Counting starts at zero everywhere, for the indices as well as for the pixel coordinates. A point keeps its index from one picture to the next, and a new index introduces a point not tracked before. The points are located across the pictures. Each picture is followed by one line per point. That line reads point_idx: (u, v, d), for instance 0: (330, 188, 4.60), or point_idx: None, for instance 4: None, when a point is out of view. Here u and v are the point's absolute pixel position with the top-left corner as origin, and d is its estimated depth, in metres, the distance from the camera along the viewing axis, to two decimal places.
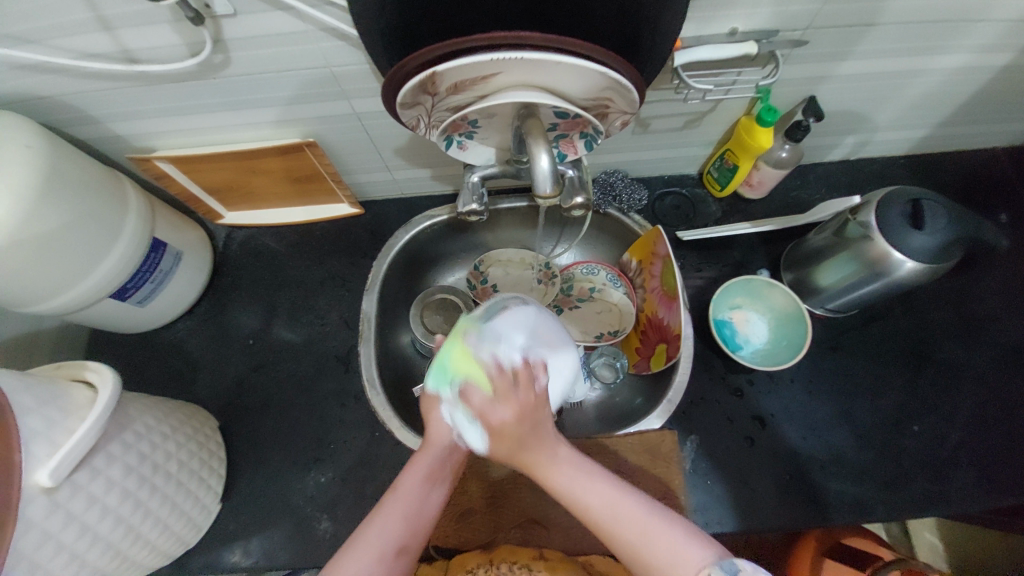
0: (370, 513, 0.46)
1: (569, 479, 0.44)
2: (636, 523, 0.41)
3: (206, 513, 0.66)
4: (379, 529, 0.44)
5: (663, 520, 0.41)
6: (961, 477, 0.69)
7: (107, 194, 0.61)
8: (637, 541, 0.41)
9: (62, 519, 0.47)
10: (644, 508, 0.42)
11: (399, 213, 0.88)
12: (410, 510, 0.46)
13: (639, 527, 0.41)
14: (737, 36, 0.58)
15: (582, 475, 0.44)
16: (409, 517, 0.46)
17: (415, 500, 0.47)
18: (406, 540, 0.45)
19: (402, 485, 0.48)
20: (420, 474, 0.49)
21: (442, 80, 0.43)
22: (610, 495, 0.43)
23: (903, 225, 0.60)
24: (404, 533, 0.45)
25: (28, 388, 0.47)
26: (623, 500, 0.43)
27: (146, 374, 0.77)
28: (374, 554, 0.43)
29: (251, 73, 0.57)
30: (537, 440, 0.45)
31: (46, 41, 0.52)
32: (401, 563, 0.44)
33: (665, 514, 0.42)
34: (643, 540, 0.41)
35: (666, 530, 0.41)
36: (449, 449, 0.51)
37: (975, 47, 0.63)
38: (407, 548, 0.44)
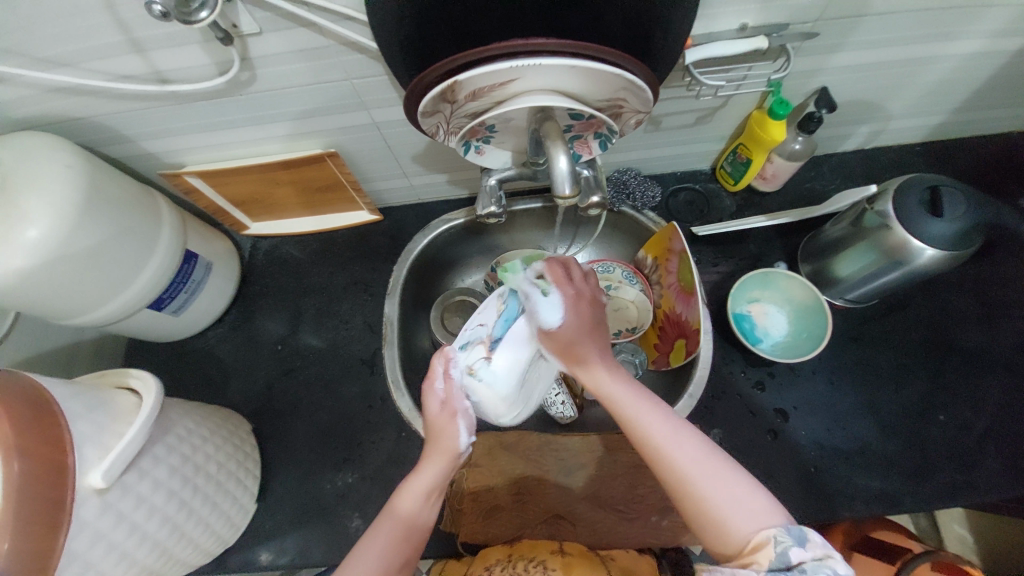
0: (371, 528, 0.49)
1: (630, 404, 0.47)
2: (696, 467, 0.42)
3: (243, 513, 0.68)
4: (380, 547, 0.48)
5: (724, 470, 0.42)
6: (990, 465, 0.68)
7: (142, 208, 0.64)
8: (698, 487, 0.42)
9: (113, 519, 0.50)
10: (700, 450, 0.43)
11: (417, 218, 0.90)
12: (408, 529, 0.49)
13: (705, 477, 0.42)
14: (746, 31, 0.58)
15: (638, 400, 0.47)
16: (406, 535, 0.49)
17: (411, 522, 0.50)
18: (406, 554, 0.49)
19: (400, 506, 0.50)
20: (418, 497, 0.50)
21: (461, 88, 0.45)
22: (672, 436, 0.44)
23: (921, 213, 0.60)
24: (401, 550, 0.48)
25: (78, 395, 0.49)
26: (686, 446, 0.44)
27: (180, 380, 0.80)
28: (377, 569, 0.47)
29: (275, 88, 0.60)
30: (588, 343, 0.50)
31: (84, 66, 0.55)
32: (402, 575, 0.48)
33: (725, 462, 0.43)
34: (703, 484, 0.42)
35: (724, 474, 0.42)
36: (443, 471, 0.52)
37: (988, 32, 0.63)
38: (406, 564, 0.49)
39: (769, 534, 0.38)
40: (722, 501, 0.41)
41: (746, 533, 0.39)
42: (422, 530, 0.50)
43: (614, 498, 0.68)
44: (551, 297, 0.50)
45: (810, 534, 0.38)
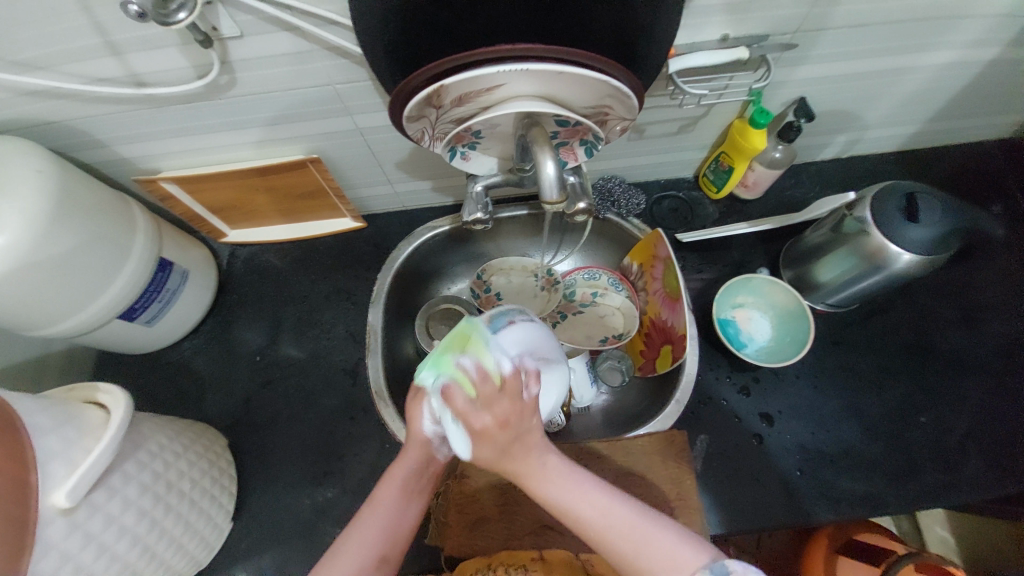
0: (353, 521, 0.49)
1: (557, 485, 0.42)
2: (630, 530, 0.41)
3: (219, 531, 0.66)
4: (359, 542, 0.47)
5: (650, 523, 0.42)
6: (968, 465, 0.69)
7: (116, 214, 0.62)
8: (635, 552, 0.40)
9: (80, 541, 0.47)
10: (632, 515, 0.42)
11: (401, 226, 0.89)
12: (388, 522, 0.49)
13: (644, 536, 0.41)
14: (728, 41, 0.59)
15: (562, 473, 0.43)
16: (389, 531, 0.48)
17: (392, 515, 0.49)
18: (387, 549, 0.48)
19: (381, 501, 0.50)
20: (398, 488, 0.50)
21: (447, 93, 0.45)
22: (602, 504, 0.42)
23: (899, 219, 0.61)
24: (383, 545, 0.47)
25: (43, 409, 0.47)
26: (614, 510, 0.42)
27: (153, 394, 0.77)
28: (356, 563, 0.46)
29: (256, 92, 0.58)
30: (521, 455, 0.42)
31: (54, 67, 0.53)
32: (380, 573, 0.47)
33: (655, 519, 0.42)
34: (642, 547, 0.41)
35: (656, 534, 0.41)
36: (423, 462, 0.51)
37: (955, 45, 0.65)
38: (387, 558, 0.47)
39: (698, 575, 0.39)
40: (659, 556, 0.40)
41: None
42: (404, 523, 0.50)
43: None
44: (457, 430, 0.44)
45: (730, 564, 0.39)
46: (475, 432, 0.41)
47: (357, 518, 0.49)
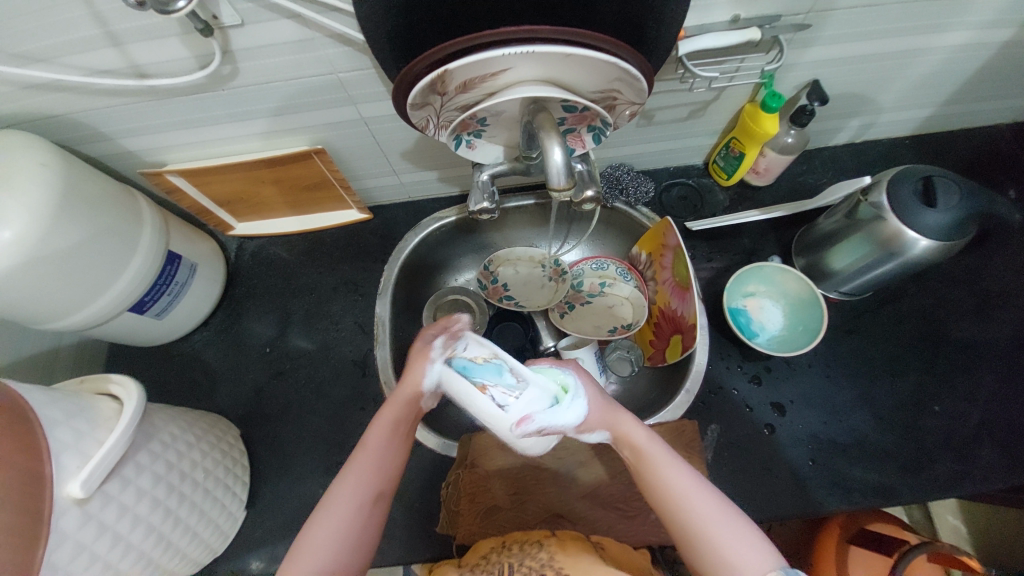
0: (344, 468, 0.49)
1: (658, 459, 0.47)
2: (708, 512, 0.43)
3: (232, 521, 0.66)
4: (354, 482, 0.48)
5: (728, 515, 0.42)
6: (984, 455, 0.68)
7: (122, 207, 0.62)
8: (705, 532, 0.42)
9: (95, 531, 0.47)
10: (715, 502, 0.43)
11: (408, 217, 0.88)
12: (381, 463, 0.49)
13: (727, 531, 0.41)
14: (739, 23, 0.58)
15: (667, 457, 0.47)
16: (380, 468, 0.49)
17: (382, 455, 0.50)
18: (382, 485, 0.49)
19: (370, 444, 0.50)
20: (383, 431, 0.51)
21: (451, 79, 0.44)
22: (689, 486, 0.44)
23: (915, 204, 0.60)
24: (377, 482, 0.48)
25: (56, 402, 0.47)
26: (705, 501, 0.43)
27: (164, 386, 0.78)
28: (354, 500, 0.46)
29: (259, 82, 0.58)
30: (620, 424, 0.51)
31: (56, 60, 0.53)
32: (379, 507, 0.48)
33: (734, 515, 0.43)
34: (715, 529, 0.42)
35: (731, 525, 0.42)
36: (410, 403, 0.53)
37: (976, 23, 0.63)
38: (383, 493, 0.48)
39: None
40: (730, 546, 0.40)
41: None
42: (394, 460, 0.50)
43: (613, 496, 0.67)
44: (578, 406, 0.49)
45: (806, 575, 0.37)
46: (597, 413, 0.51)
47: (347, 465, 0.49)
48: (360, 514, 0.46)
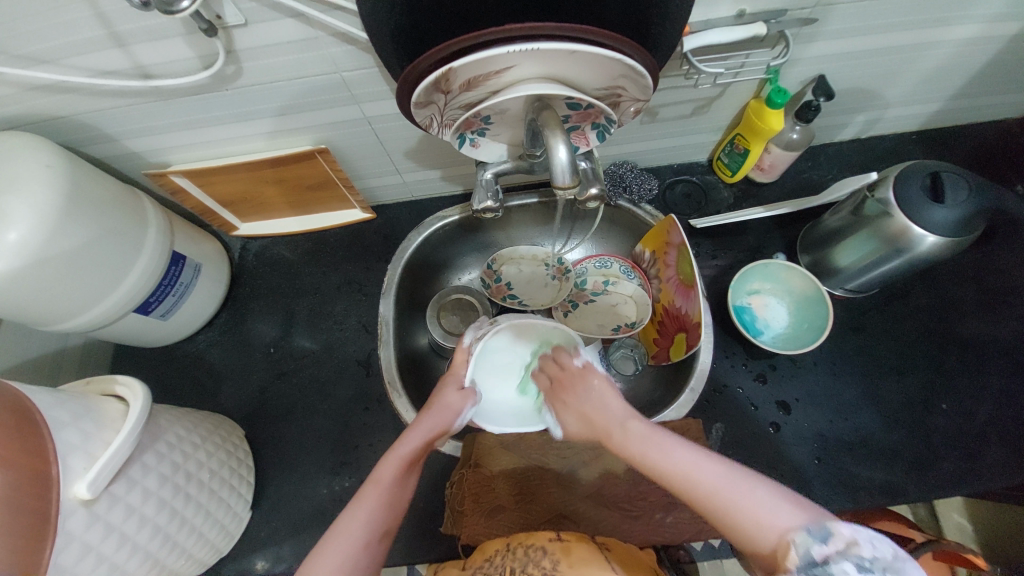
0: (353, 501, 0.47)
1: (642, 439, 0.46)
2: (715, 483, 0.41)
3: (238, 520, 0.66)
4: (364, 516, 0.46)
5: (741, 480, 0.40)
6: (991, 452, 0.68)
7: (126, 209, 0.62)
8: (724, 505, 0.39)
9: (101, 532, 0.48)
10: (719, 470, 0.41)
11: (411, 216, 0.88)
12: (392, 496, 0.47)
13: (739, 496, 0.39)
14: (744, 18, 0.57)
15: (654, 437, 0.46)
16: (391, 504, 0.47)
17: (396, 489, 0.48)
18: (388, 523, 0.46)
19: (384, 477, 0.48)
20: (399, 463, 0.49)
21: (455, 77, 0.44)
22: (686, 457, 0.43)
23: (922, 200, 0.59)
24: (386, 518, 0.46)
25: (62, 403, 0.47)
26: (703, 469, 0.42)
27: (170, 386, 0.78)
28: (363, 537, 0.44)
29: (263, 82, 0.58)
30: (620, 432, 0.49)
31: (60, 61, 0.53)
32: (383, 546, 0.46)
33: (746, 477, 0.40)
34: (732, 501, 0.39)
35: (745, 488, 0.39)
36: (428, 443, 0.53)
37: (983, 17, 0.62)
38: (390, 532, 0.46)
39: (791, 536, 0.36)
40: (753, 512, 0.38)
41: (772, 541, 0.37)
42: (404, 498, 0.49)
43: (619, 496, 0.67)
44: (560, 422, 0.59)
45: (833, 526, 0.35)
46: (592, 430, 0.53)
47: (357, 498, 0.47)
48: (365, 553, 0.44)
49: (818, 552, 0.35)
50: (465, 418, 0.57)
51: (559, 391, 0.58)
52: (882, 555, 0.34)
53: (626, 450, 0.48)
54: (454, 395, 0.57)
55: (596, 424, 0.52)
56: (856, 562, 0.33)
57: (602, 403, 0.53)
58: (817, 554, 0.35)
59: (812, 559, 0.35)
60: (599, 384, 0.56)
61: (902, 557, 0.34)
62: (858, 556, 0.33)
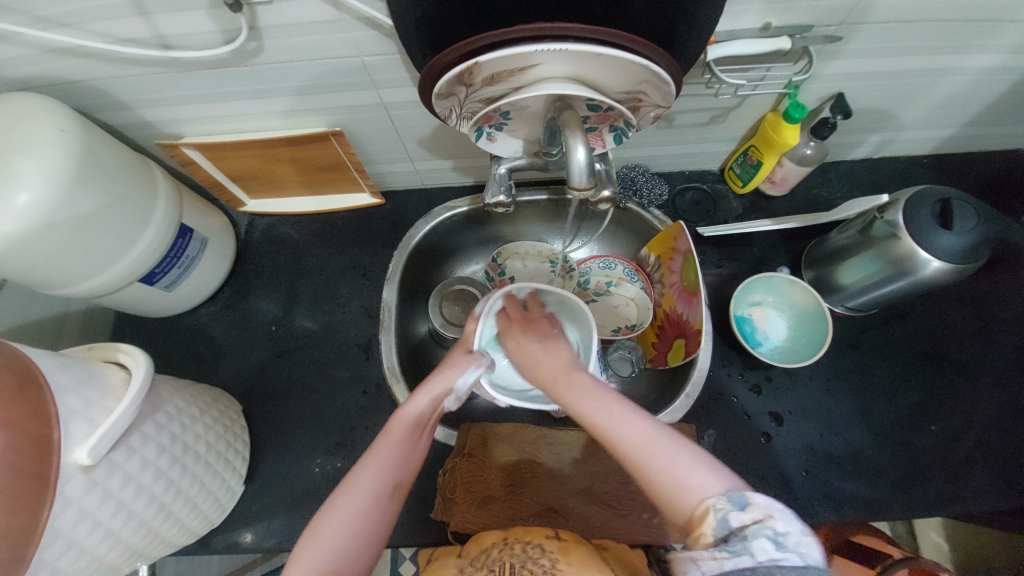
0: (365, 455, 0.48)
1: (576, 392, 0.48)
2: (640, 444, 0.42)
3: (230, 494, 0.67)
4: (375, 471, 0.47)
5: (669, 443, 0.41)
6: (974, 477, 0.69)
7: (137, 178, 0.62)
8: (646, 463, 0.41)
9: (99, 498, 0.48)
10: (650, 429, 0.43)
11: (420, 204, 0.88)
12: (400, 455, 0.48)
13: (666, 461, 0.40)
14: (770, 30, 0.57)
15: (588, 388, 0.48)
16: (401, 459, 0.48)
17: (405, 445, 0.49)
18: (400, 478, 0.48)
19: (393, 431, 0.50)
20: (406, 421, 0.51)
21: (479, 71, 0.43)
22: (622, 417, 0.44)
23: (930, 225, 0.60)
24: (397, 472, 0.47)
25: (66, 367, 0.48)
26: (637, 430, 0.43)
27: (169, 357, 0.78)
28: (374, 488, 0.46)
29: (283, 61, 0.58)
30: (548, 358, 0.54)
31: (80, 25, 0.52)
32: (395, 501, 0.47)
33: (670, 440, 0.42)
34: (652, 460, 0.40)
35: (667, 451, 0.41)
36: (434, 402, 0.54)
37: (1005, 47, 0.63)
38: (402, 487, 0.47)
39: (711, 502, 0.37)
40: (671, 474, 0.39)
41: (691, 505, 0.38)
42: (417, 453, 0.50)
43: (608, 494, 0.68)
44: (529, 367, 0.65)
45: (752, 497, 0.36)
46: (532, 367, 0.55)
47: (367, 453, 0.48)
48: (377, 507, 0.45)
49: (735, 520, 0.36)
50: (469, 379, 0.57)
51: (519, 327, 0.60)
52: (794, 530, 0.35)
53: (567, 399, 0.48)
54: (460, 358, 0.59)
55: (542, 372, 0.53)
56: (768, 536, 0.34)
57: (553, 351, 0.55)
58: (733, 522, 0.36)
59: (729, 527, 0.36)
60: (553, 336, 0.58)
61: (808, 533, 0.35)
62: (772, 529, 0.34)
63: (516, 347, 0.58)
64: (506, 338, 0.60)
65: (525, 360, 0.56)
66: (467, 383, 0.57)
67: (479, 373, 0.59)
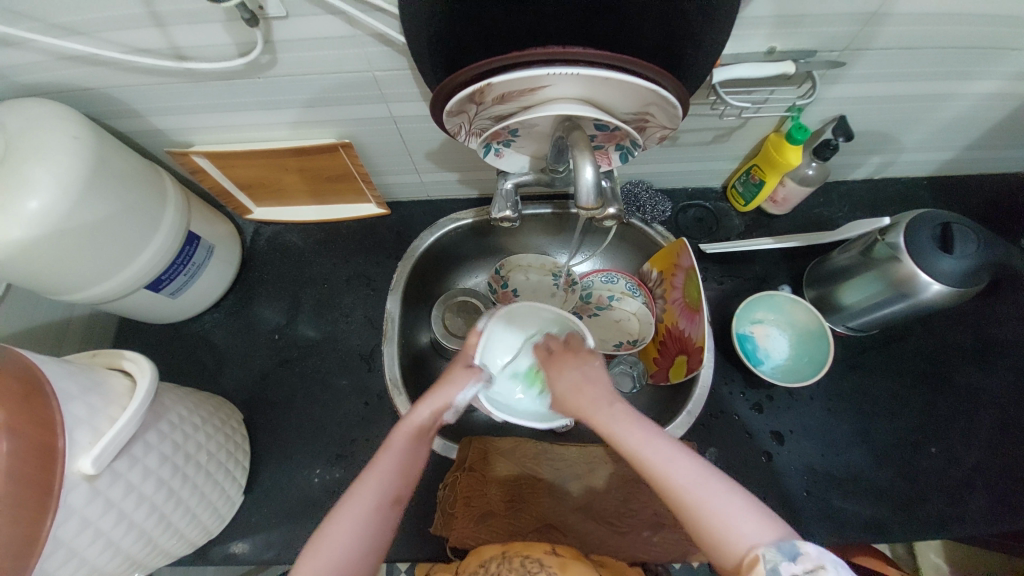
0: (367, 466, 0.48)
1: (621, 423, 0.47)
2: (690, 484, 0.42)
3: (230, 504, 0.67)
4: (374, 483, 0.47)
5: (718, 487, 0.42)
6: (974, 499, 0.69)
7: (148, 186, 0.62)
8: (697, 505, 0.41)
9: (101, 507, 0.48)
10: (696, 469, 0.43)
11: (425, 215, 0.89)
12: (401, 464, 0.49)
13: (717, 506, 0.41)
14: (774, 55, 0.59)
15: (632, 420, 0.47)
16: (403, 470, 0.48)
17: (406, 458, 0.49)
18: (400, 489, 0.48)
19: (395, 443, 0.50)
20: (408, 432, 0.51)
21: (491, 91, 0.44)
22: (665, 453, 0.44)
23: (931, 248, 0.60)
24: (396, 484, 0.48)
25: (72, 375, 0.48)
26: (682, 467, 0.43)
27: (171, 363, 0.78)
28: (373, 500, 0.46)
29: (296, 74, 0.59)
30: (589, 388, 0.52)
31: (97, 35, 0.53)
32: (395, 511, 0.47)
33: (719, 482, 0.42)
34: (702, 501, 0.41)
35: (717, 494, 0.41)
36: (434, 416, 0.53)
37: (1006, 74, 0.64)
38: (400, 498, 0.48)
39: (760, 551, 0.38)
40: (723, 519, 0.40)
41: (740, 552, 0.39)
42: (416, 466, 0.50)
43: (608, 511, 0.68)
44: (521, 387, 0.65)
45: (803, 547, 0.37)
46: (562, 400, 0.53)
47: (370, 462, 0.48)
48: (379, 516, 0.46)
49: (786, 570, 0.37)
50: (468, 394, 0.55)
51: (552, 360, 0.57)
52: None
53: (609, 433, 0.48)
54: (459, 371, 0.56)
55: (575, 403, 0.52)
56: None
57: (595, 380, 0.52)
58: (784, 571, 0.37)
59: None
60: (595, 365, 0.54)
61: None
62: None
63: (559, 378, 0.54)
64: (546, 369, 0.57)
65: (559, 392, 0.54)
66: (467, 399, 0.56)
67: (479, 388, 0.56)
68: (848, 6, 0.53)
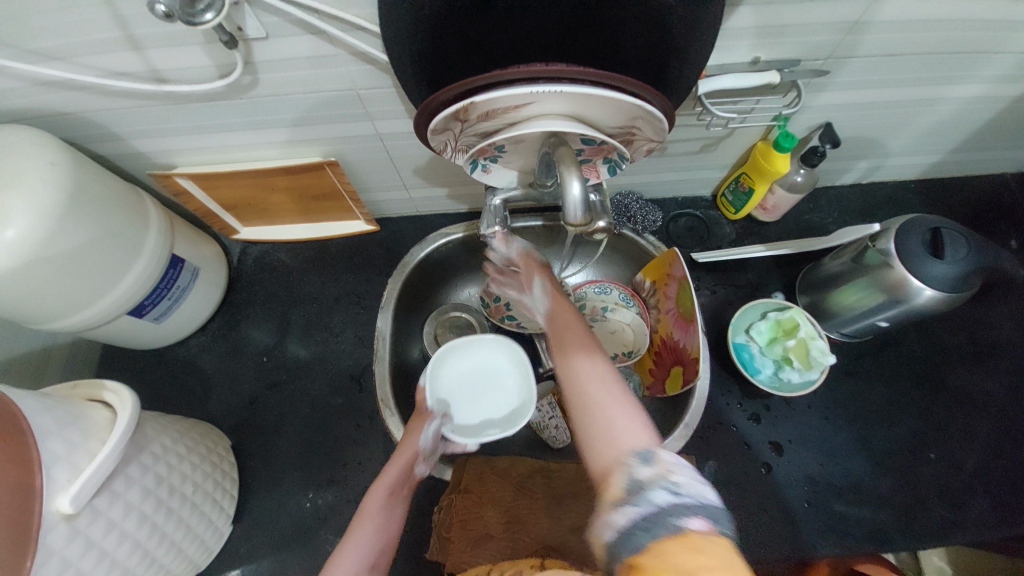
0: (345, 535, 0.49)
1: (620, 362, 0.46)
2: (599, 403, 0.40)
3: (218, 536, 0.65)
4: (354, 545, 0.48)
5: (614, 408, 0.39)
6: (976, 504, 0.68)
7: (129, 211, 0.61)
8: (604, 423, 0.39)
9: (81, 547, 0.46)
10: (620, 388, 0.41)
11: (415, 231, 0.88)
12: (377, 525, 0.50)
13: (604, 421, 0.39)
14: (759, 65, 0.59)
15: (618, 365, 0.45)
16: (381, 530, 0.50)
17: (384, 517, 0.51)
18: (377, 554, 0.48)
19: (371, 508, 0.51)
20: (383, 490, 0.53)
21: (474, 109, 0.43)
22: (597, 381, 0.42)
23: (921, 254, 0.60)
24: (377, 548, 0.49)
25: (49, 409, 0.46)
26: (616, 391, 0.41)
27: (157, 390, 0.77)
28: (356, 564, 0.47)
29: (279, 94, 0.58)
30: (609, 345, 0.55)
31: (76, 59, 0.52)
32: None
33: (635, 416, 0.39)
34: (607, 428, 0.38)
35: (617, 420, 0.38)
36: (406, 468, 0.56)
37: (989, 78, 0.64)
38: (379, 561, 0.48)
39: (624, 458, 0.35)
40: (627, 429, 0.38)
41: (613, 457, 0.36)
42: (394, 527, 0.51)
43: None
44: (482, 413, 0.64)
45: (660, 455, 0.35)
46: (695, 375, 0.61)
47: (348, 530, 0.49)
48: None
49: (641, 475, 0.34)
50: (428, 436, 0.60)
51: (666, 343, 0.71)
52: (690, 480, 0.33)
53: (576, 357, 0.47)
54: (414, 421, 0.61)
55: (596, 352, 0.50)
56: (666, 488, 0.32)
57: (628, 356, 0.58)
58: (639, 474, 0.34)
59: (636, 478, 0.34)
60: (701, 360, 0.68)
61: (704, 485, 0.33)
62: (670, 482, 0.33)
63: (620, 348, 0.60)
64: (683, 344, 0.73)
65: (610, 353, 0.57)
66: (428, 442, 0.60)
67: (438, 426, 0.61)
68: (830, 17, 0.53)
